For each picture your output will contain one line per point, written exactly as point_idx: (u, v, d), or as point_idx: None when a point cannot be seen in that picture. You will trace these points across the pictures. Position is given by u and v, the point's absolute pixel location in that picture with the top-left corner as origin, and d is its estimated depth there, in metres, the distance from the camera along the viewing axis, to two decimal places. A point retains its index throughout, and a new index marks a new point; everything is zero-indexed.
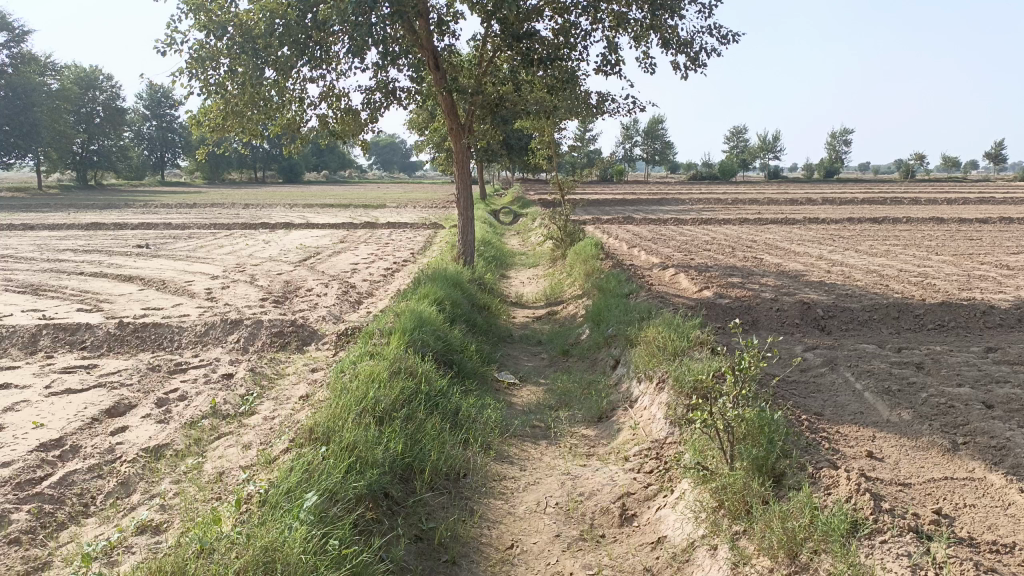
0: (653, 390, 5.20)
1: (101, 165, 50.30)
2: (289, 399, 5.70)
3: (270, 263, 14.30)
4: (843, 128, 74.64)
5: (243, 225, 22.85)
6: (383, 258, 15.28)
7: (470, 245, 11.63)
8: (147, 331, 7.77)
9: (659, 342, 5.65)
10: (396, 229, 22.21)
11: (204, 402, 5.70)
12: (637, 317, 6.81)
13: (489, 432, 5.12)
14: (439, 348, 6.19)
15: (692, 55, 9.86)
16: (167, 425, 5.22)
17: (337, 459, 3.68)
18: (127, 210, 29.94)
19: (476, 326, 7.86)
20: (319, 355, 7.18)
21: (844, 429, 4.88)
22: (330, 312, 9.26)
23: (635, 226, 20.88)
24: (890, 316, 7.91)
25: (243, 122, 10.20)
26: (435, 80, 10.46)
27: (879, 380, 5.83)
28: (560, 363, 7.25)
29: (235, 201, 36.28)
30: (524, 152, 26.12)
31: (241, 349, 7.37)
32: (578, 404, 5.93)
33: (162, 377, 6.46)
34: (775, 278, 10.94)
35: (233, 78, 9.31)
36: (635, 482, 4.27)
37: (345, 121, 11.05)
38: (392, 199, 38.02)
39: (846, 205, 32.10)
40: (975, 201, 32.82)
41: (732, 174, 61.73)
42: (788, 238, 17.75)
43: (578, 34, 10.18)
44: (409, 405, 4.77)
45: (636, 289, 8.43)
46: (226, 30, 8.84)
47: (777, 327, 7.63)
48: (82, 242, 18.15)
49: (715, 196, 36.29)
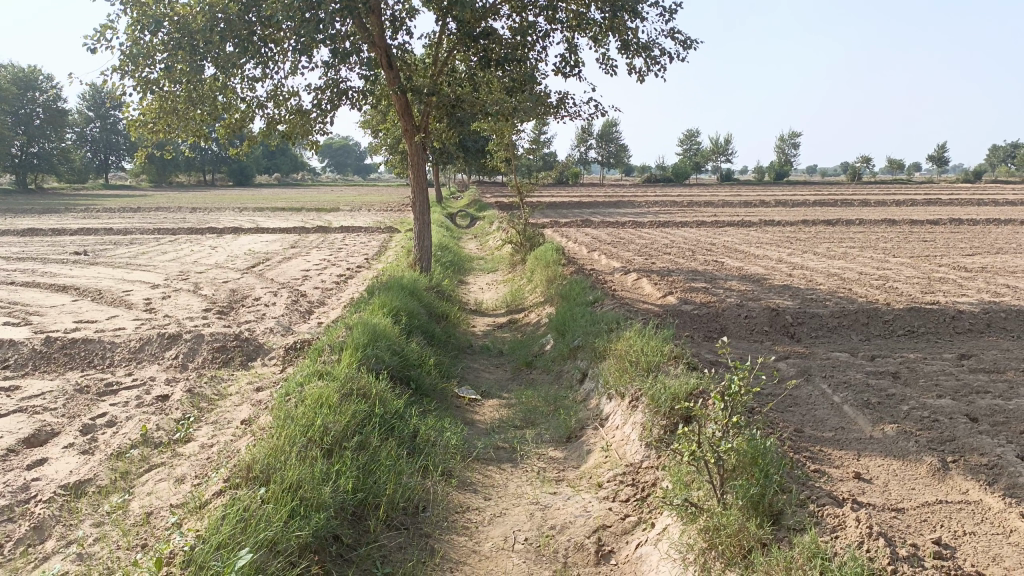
0: (625, 409, 4.85)
1: (41, 168, 48.29)
2: (229, 424, 5.22)
3: (215, 271, 13.65)
4: (792, 131, 75.88)
5: (189, 230, 22.01)
6: (335, 264, 14.73)
7: (427, 250, 11.18)
8: (76, 348, 7.18)
9: (630, 356, 5.31)
10: (350, 233, 21.63)
11: (135, 429, 5.18)
12: (604, 328, 6.47)
13: (450, 457, 4.71)
14: (395, 364, 5.76)
15: (650, 59, 9.58)
16: (91, 457, 4.70)
17: (281, 504, 3.25)
18: (67, 215, 28.73)
19: (433, 337, 7.45)
20: (265, 372, 6.68)
21: (827, 447, 4.60)
22: (279, 323, 8.75)
23: (593, 229, 20.66)
24: (860, 322, 7.72)
25: (184, 122, 9.60)
26: (388, 79, 9.99)
27: (857, 392, 5.57)
28: (523, 376, 6.87)
29: (182, 205, 35.13)
30: (481, 155, 25.76)
31: (179, 367, 6.84)
32: (544, 422, 5.55)
33: (90, 399, 5.91)
34: (739, 283, 10.74)
35: (172, 77, 8.73)
36: (611, 513, 3.91)
37: (295, 122, 10.51)
38: (346, 203, 37.24)
39: (799, 207, 32.37)
40: (923, 203, 33.40)
41: (687, 176, 62.14)
42: (746, 241, 17.69)
43: (537, 33, 9.83)
44: (362, 431, 4.34)
45: (600, 297, 8.10)
46: (163, 26, 8.26)
47: (746, 335, 7.37)
48: (16, 249, 17.25)
49: (670, 199, 36.37)
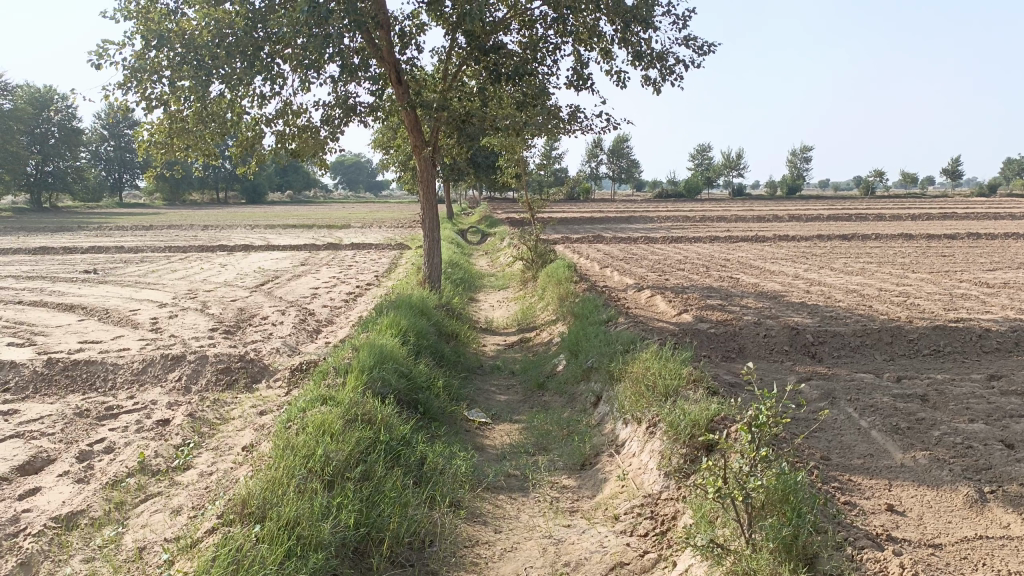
0: (642, 435, 4.63)
1: (56, 186, 48.62)
2: (230, 451, 5.03)
3: (224, 289, 13.54)
4: (805, 146, 75.58)
5: (200, 248, 21.95)
6: (345, 282, 14.60)
7: (437, 268, 11.01)
8: (78, 369, 7.02)
9: (647, 379, 5.09)
10: (361, 251, 21.53)
11: (133, 455, 5.00)
12: (619, 349, 6.26)
13: (458, 487, 4.50)
14: (402, 387, 5.57)
15: (665, 69, 9.42)
16: (86, 486, 4.51)
17: (277, 545, 3.06)
18: (80, 233, 28.84)
19: (443, 357, 7.25)
20: (269, 394, 6.50)
21: (855, 476, 4.36)
22: (285, 343, 8.58)
23: (605, 245, 20.46)
24: (883, 341, 7.46)
25: (192, 141, 9.48)
26: (397, 95, 9.88)
27: (885, 416, 5.33)
28: (535, 399, 6.66)
29: (194, 222, 35.20)
30: (492, 171, 25.68)
31: (183, 389, 6.67)
32: (557, 447, 5.34)
33: (89, 424, 5.74)
34: (755, 300, 10.50)
35: (179, 95, 8.62)
36: (628, 549, 3.69)
37: (304, 139, 10.38)
38: (357, 219, 37.21)
39: (812, 222, 32.08)
40: (939, 217, 33.03)
41: (698, 191, 61.89)
42: (760, 256, 17.45)
43: (547, 47, 9.70)
44: (367, 460, 4.14)
45: (614, 315, 7.89)
46: (170, 43, 8.16)
47: (765, 355, 7.14)
48: (27, 268, 17.21)
49: (682, 214, 36.20)
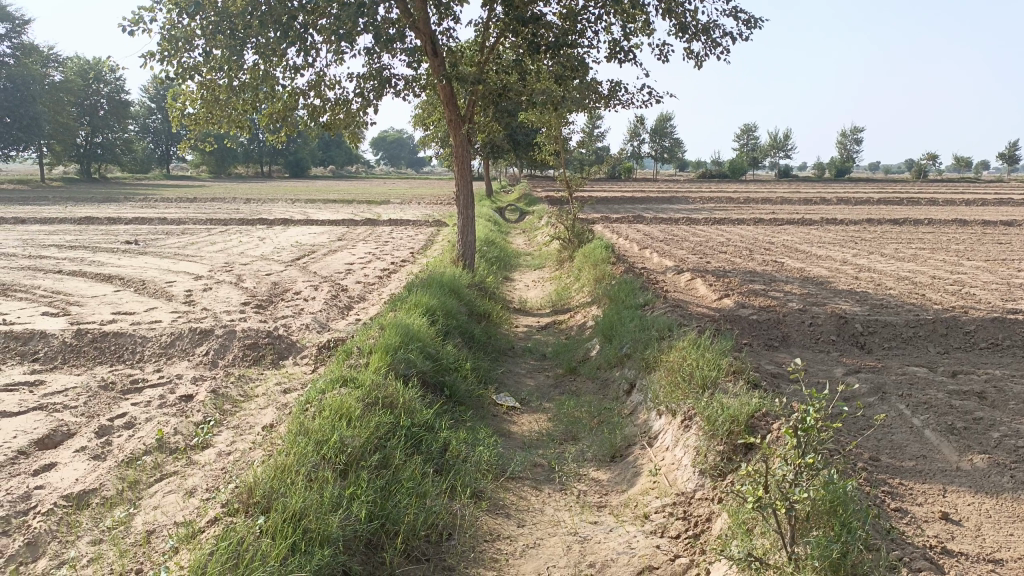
0: (677, 429, 4.37)
1: (105, 157, 49.44)
2: (249, 430, 4.90)
3: (259, 262, 13.51)
4: (855, 126, 73.47)
5: (240, 221, 22.05)
6: (380, 258, 14.49)
7: (470, 246, 10.78)
8: (106, 341, 6.97)
9: (684, 369, 4.81)
10: (398, 227, 21.43)
11: (151, 432, 4.90)
12: (655, 335, 5.97)
13: (481, 476, 4.29)
14: (428, 369, 5.37)
15: (711, 41, 9.00)
16: (101, 463, 4.41)
17: (280, 539, 2.92)
18: (125, 204, 29.27)
19: (472, 338, 7.05)
20: (295, 371, 6.37)
21: (906, 480, 4.06)
22: (316, 319, 8.45)
23: (645, 226, 20.07)
24: (938, 333, 7.05)
25: (227, 112, 9.34)
26: (433, 68, 9.64)
27: (940, 414, 4.98)
28: (567, 384, 6.42)
29: (236, 195, 35.55)
30: (531, 148, 25.34)
31: (208, 364, 6.57)
32: (587, 437, 5.10)
33: (112, 397, 5.67)
34: (800, 286, 10.10)
35: (213, 65, 8.48)
36: (659, 552, 3.45)
37: (338, 112, 10.19)
38: (396, 195, 37.23)
39: (861, 205, 31.14)
40: (995, 202, 31.83)
41: (743, 172, 60.65)
42: (806, 240, 16.90)
43: (588, 19, 9.34)
44: (385, 446, 3.96)
45: (651, 299, 7.59)
46: (203, 10, 7.99)
47: (810, 345, 6.79)
48: (71, 237, 17.49)
49: (725, 195, 35.49)
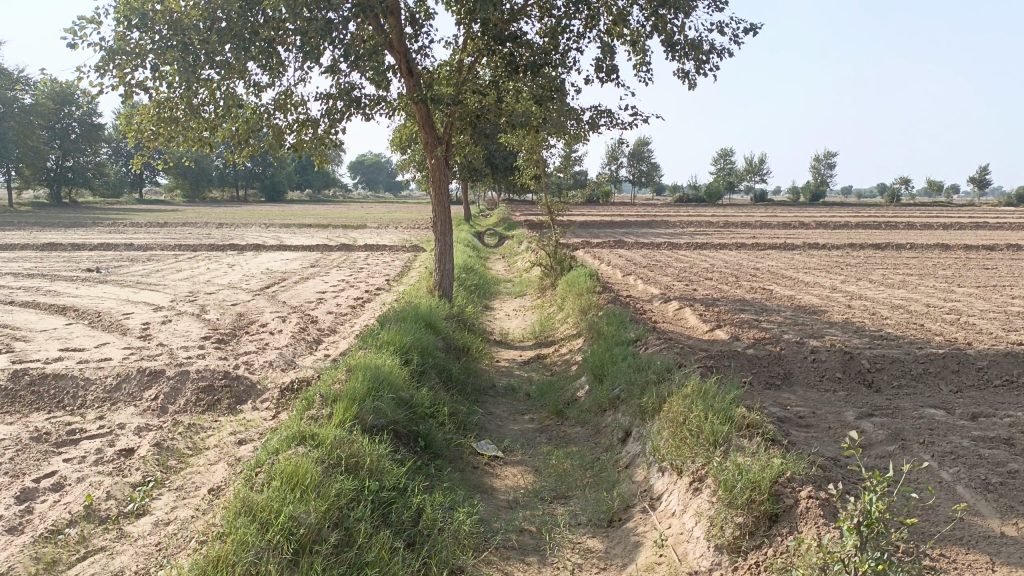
0: (686, 493, 3.84)
1: (76, 181, 48.41)
2: (195, 493, 4.29)
3: (226, 291, 12.85)
4: (829, 151, 74.22)
5: (210, 246, 21.34)
6: (353, 285, 13.91)
7: (448, 274, 10.20)
8: (45, 385, 6.31)
9: (690, 421, 4.28)
10: (374, 252, 20.81)
11: (80, 496, 4.27)
12: (651, 377, 5.44)
13: (461, 548, 3.71)
14: (401, 418, 4.79)
15: (700, 59, 8.57)
16: (15, 539, 3.78)
17: None
18: (94, 229, 28.45)
19: (450, 378, 6.48)
20: (254, 418, 5.76)
21: (949, 549, 3.52)
22: (281, 356, 7.83)
23: (626, 252, 19.67)
24: (949, 370, 6.57)
25: (185, 131, 8.76)
26: (408, 87, 9.10)
27: (970, 467, 4.46)
28: (554, 429, 5.87)
29: (209, 219, 34.77)
30: (510, 172, 24.91)
31: (157, 411, 5.93)
32: (579, 496, 4.53)
33: (43, 452, 5.02)
34: (794, 316, 9.64)
35: (168, 82, 7.91)
36: None
37: (305, 133, 9.61)
38: (373, 219, 36.59)
39: (841, 229, 31.03)
40: (971, 226, 31.87)
41: (719, 197, 60.83)
42: (791, 266, 16.50)
43: (569, 37, 8.89)
44: (347, 518, 3.40)
45: (643, 333, 7.06)
46: (154, 23, 7.41)
47: (814, 384, 6.29)
48: (29, 264, 16.72)
49: (704, 219, 35.29)
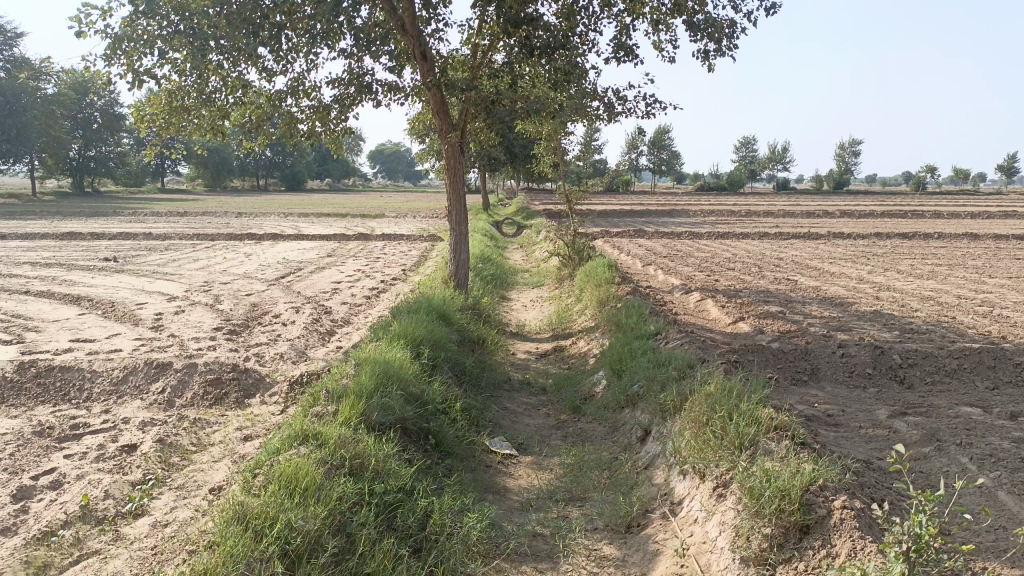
0: (710, 499, 3.61)
1: (98, 171, 48.66)
2: (196, 493, 4.13)
3: (241, 281, 12.74)
4: (853, 139, 73.09)
5: (228, 235, 21.28)
6: (369, 276, 13.74)
7: (463, 264, 9.98)
8: (51, 377, 6.18)
9: (713, 421, 4.04)
10: (391, 242, 20.64)
11: (78, 495, 4.12)
12: (672, 373, 5.21)
13: (470, 553, 3.52)
14: (410, 415, 4.60)
15: (722, 38, 8.25)
16: (8, 540, 3.63)
17: None
18: (114, 218, 28.53)
19: (463, 372, 6.28)
20: (261, 413, 5.59)
21: (993, 562, 3.27)
22: (292, 348, 7.67)
23: (646, 241, 19.34)
24: (985, 366, 6.27)
25: (195, 119, 8.60)
26: (422, 72, 8.85)
27: (1012, 472, 4.19)
28: (570, 426, 5.66)
29: (228, 209, 34.77)
30: (529, 160, 24.63)
31: (164, 404, 5.79)
32: (596, 499, 4.32)
33: (45, 447, 4.88)
34: (820, 307, 9.34)
35: (177, 69, 7.73)
36: None
37: (318, 121, 9.42)
38: (392, 209, 36.43)
39: (865, 218, 30.45)
40: (1000, 215, 31.16)
41: (741, 186, 60.09)
42: (816, 256, 16.11)
43: (588, 18, 8.60)
44: (349, 524, 3.23)
45: (663, 326, 6.81)
46: (162, 10, 7.22)
47: (842, 379, 6.03)
48: (48, 253, 16.70)
49: (725, 209, 34.79)
